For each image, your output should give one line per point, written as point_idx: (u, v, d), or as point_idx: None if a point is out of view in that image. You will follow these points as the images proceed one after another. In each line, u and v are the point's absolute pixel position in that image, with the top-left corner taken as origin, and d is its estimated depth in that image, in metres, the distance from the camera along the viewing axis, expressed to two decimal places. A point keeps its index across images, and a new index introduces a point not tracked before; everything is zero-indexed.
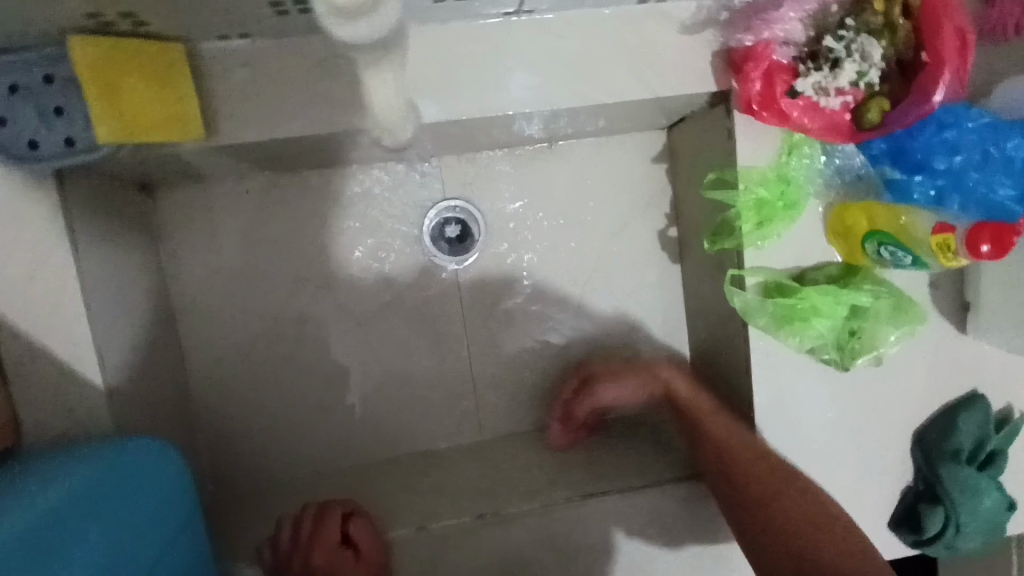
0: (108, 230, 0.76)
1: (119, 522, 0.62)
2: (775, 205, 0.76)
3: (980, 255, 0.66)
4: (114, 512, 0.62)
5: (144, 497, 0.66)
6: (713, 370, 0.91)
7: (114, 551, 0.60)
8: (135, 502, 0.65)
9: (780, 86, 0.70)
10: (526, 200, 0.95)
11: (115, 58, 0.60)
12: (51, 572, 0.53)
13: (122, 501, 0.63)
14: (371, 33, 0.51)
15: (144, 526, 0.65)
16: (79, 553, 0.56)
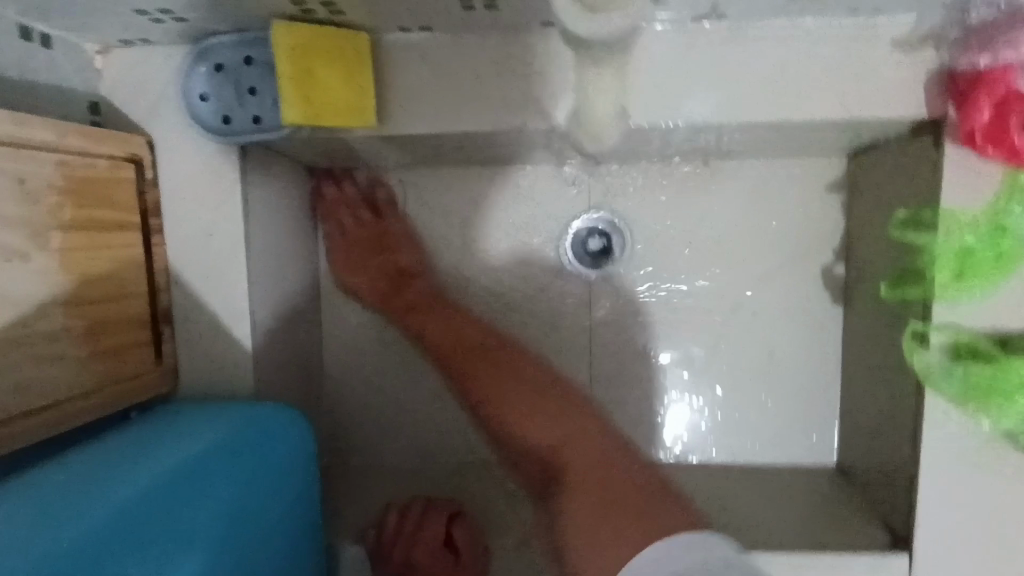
0: (276, 204, 0.81)
1: (250, 479, 0.65)
2: (984, 257, 0.65)
3: None
4: (249, 474, 0.65)
5: (275, 459, 0.69)
6: (872, 434, 0.80)
7: (240, 508, 0.62)
8: (265, 462, 0.68)
9: (1017, 117, 0.59)
10: (676, 217, 0.89)
11: (308, 43, 0.63)
12: (181, 515, 0.56)
13: (255, 457, 0.67)
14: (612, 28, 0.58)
15: (273, 488, 0.68)
16: (210, 499, 0.59)
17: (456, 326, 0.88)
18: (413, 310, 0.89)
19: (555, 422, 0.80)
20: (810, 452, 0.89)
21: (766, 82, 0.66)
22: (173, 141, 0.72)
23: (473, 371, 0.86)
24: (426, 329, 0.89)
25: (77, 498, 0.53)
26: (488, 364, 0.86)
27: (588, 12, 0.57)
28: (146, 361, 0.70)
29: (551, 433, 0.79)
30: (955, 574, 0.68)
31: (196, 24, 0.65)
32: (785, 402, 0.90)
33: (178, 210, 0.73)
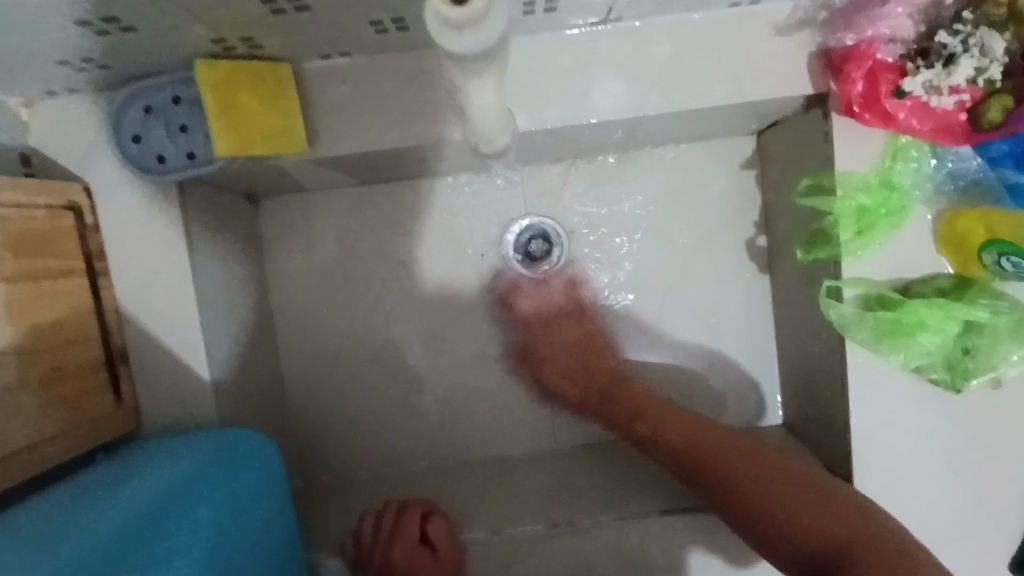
0: (219, 235, 0.83)
1: (224, 498, 0.67)
2: (877, 213, 0.72)
3: None
4: (223, 494, 0.67)
5: (248, 476, 0.72)
6: (806, 386, 0.86)
7: (221, 527, 0.64)
8: (238, 481, 0.70)
9: (886, 86, 0.66)
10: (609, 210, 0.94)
11: (235, 78, 0.66)
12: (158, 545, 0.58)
13: (226, 478, 0.69)
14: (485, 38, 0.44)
15: (248, 503, 0.71)
16: (187, 524, 0.62)
17: (674, 427, 0.81)
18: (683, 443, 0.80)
19: (802, 505, 0.68)
20: (757, 412, 0.96)
21: (668, 75, 0.71)
22: (109, 184, 0.73)
23: (727, 464, 0.75)
24: (733, 463, 0.75)
25: (59, 540, 0.55)
26: (742, 461, 0.75)
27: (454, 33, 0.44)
28: (107, 402, 0.71)
29: (800, 514, 0.68)
30: (893, 504, 0.74)
31: (119, 70, 0.67)
32: (730, 369, 0.95)
33: (121, 251, 0.74)
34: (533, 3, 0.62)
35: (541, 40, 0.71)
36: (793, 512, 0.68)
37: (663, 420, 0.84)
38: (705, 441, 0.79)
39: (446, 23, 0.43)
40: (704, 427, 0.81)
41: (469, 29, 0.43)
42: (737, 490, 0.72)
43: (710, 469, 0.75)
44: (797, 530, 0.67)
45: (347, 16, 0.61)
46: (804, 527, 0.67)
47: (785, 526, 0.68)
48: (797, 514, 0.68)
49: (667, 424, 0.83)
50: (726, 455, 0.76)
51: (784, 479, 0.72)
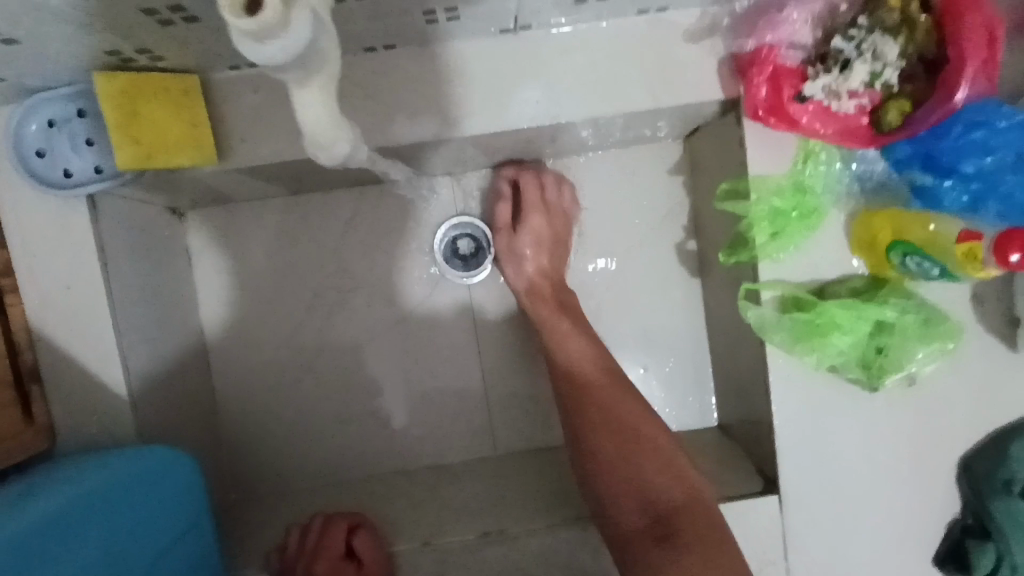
0: (139, 248, 0.81)
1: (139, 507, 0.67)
2: (789, 216, 0.72)
3: (1009, 264, 0.60)
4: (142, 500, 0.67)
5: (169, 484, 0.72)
6: (737, 388, 0.87)
7: (128, 537, 0.64)
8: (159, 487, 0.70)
9: (788, 92, 0.67)
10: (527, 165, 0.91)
11: (137, 90, 0.65)
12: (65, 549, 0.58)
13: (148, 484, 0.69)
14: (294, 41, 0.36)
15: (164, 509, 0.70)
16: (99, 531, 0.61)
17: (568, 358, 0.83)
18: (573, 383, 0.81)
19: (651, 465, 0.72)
20: (693, 416, 0.96)
21: (582, 81, 0.71)
22: (15, 200, 0.71)
23: (604, 409, 0.78)
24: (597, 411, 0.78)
25: None
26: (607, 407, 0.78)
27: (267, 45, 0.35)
28: (15, 421, 0.69)
29: (646, 474, 0.71)
30: (818, 507, 0.75)
31: (16, 84, 0.65)
32: (665, 373, 0.96)
33: (30, 268, 0.72)
34: (433, 11, 0.62)
35: (451, 48, 0.70)
36: (640, 478, 0.71)
37: (575, 347, 0.84)
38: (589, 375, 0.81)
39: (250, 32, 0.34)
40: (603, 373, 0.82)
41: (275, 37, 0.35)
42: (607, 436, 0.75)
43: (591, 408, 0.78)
44: (636, 490, 0.71)
45: None
46: (657, 490, 0.70)
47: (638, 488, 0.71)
48: (648, 472, 0.72)
49: (578, 350, 0.84)
50: (605, 403, 0.78)
51: (638, 437, 0.75)
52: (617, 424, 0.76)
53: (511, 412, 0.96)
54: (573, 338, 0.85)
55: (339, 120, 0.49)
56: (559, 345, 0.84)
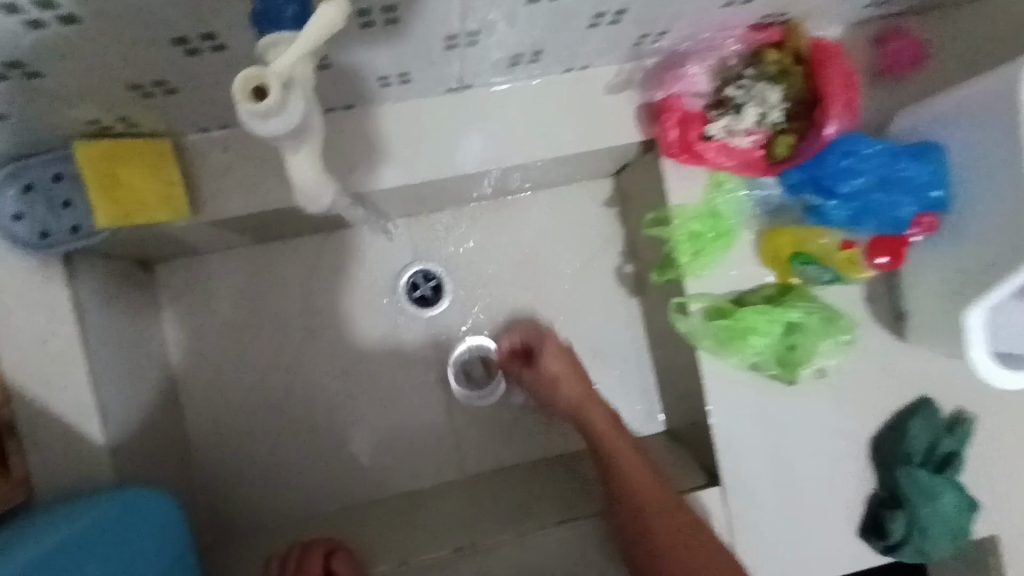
0: (111, 300, 0.85)
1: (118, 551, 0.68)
2: (707, 237, 0.83)
3: (882, 266, 0.79)
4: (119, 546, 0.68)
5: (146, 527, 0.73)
6: (678, 395, 0.96)
7: None
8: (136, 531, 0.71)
9: (694, 132, 0.79)
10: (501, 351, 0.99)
11: (115, 153, 0.70)
12: None
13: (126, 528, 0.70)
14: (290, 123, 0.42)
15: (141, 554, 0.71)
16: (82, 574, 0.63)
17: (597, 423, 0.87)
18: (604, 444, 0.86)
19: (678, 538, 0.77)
20: (643, 425, 1.05)
21: (520, 130, 0.81)
22: None
23: (647, 502, 0.79)
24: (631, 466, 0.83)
25: None
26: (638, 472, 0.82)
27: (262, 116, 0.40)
28: None
29: (693, 558, 0.75)
30: (754, 491, 0.85)
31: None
32: (614, 387, 1.05)
33: None
34: (387, 76, 0.71)
35: (404, 106, 0.79)
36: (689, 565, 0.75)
37: (619, 439, 0.86)
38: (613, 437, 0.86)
39: (253, 111, 0.39)
40: (636, 454, 0.84)
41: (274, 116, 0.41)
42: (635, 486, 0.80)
43: (636, 498, 0.79)
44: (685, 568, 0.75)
45: (220, 93, 0.68)
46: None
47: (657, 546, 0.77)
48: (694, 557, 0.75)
49: (622, 441, 0.85)
50: (651, 486, 0.81)
51: (688, 517, 0.79)
52: (662, 512, 0.79)
53: (478, 435, 1.03)
54: (596, 408, 0.88)
55: (323, 176, 0.54)
56: (611, 438, 0.86)
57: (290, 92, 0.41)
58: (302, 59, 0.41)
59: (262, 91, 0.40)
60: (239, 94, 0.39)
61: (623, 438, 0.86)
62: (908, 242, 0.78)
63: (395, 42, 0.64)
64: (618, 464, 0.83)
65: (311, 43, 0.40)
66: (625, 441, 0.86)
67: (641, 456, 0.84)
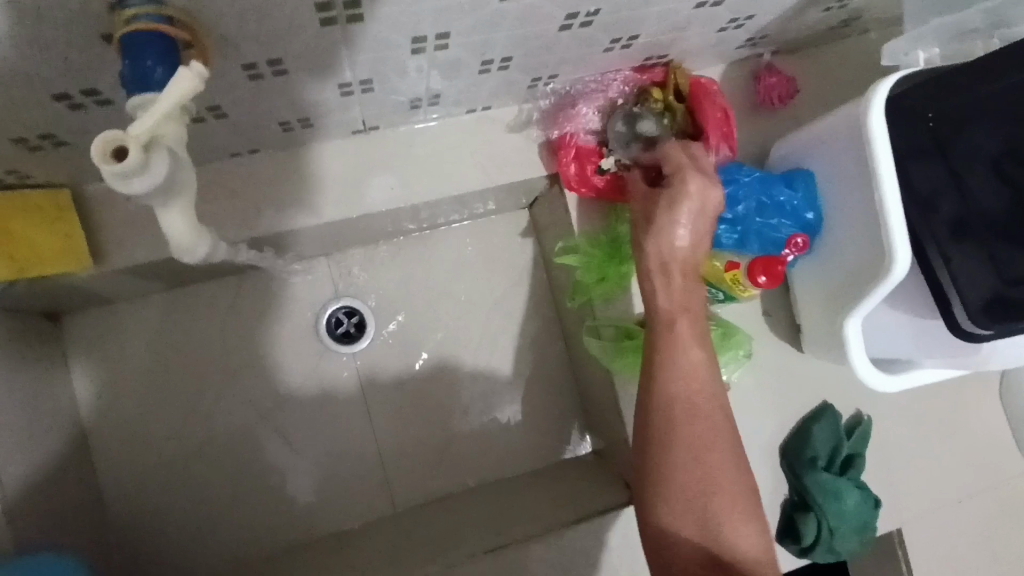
0: (13, 353, 0.82)
1: None
2: (608, 261, 0.86)
3: (761, 285, 0.79)
4: None
5: None
6: (599, 416, 0.99)
7: None
8: None
9: (590, 168, 0.84)
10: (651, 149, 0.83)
11: (7, 205, 0.69)
12: None
13: None
14: (156, 181, 0.45)
15: None
16: None
17: (675, 369, 0.68)
18: (683, 406, 0.66)
19: (701, 480, 0.64)
20: (570, 448, 1.07)
21: (426, 169, 0.84)
22: None
23: (673, 466, 0.65)
24: (680, 396, 0.67)
25: None
26: (709, 453, 0.65)
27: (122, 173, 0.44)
28: None
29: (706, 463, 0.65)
30: None
31: None
32: (540, 412, 1.07)
33: None
34: (288, 122, 0.73)
35: (310, 149, 0.82)
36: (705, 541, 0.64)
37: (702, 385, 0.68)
38: (700, 402, 0.67)
39: (113, 173, 0.43)
40: (703, 413, 0.66)
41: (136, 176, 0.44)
42: (668, 405, 0.67)
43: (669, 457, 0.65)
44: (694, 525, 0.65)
45: None
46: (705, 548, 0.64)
47: (664, 496, 0.65)
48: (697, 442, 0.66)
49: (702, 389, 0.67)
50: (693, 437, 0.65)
51: (718, 494, 0.64)
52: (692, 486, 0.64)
53: (407, 468, 1.02)
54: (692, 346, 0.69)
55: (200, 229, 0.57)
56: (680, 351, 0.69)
57: (150, 154, 0.45)
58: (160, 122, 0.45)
59: (124, 153, 0.43)
60: (98, 157, 0.42)
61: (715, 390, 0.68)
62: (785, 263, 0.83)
63: (289, 89, 0.66)
64: (699, 414, 0.66)
65: (167, 108, 0.43)
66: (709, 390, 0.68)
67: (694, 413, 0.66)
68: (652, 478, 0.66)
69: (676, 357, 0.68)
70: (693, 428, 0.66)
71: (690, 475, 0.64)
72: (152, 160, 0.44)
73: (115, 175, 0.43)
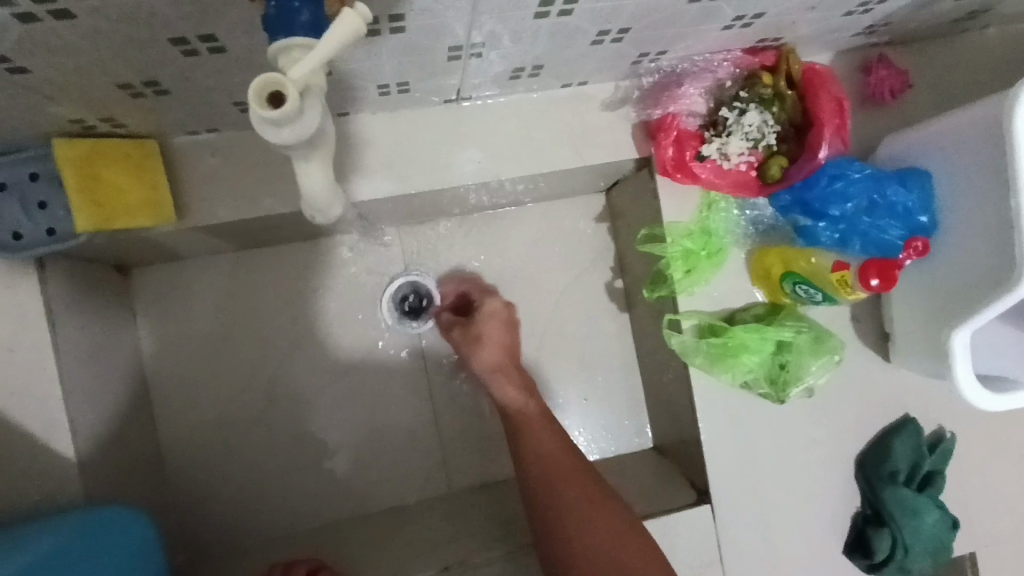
0: (87, 304, 0.80)
1: None
2: (700, 255, 0.84)
3: (873, 289, 0.74)
4: None
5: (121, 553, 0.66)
6: (667, 412, 0.96)
7: None
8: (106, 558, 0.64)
9: (690, 152, 0.80)
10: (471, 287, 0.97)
11: (100, 153, 0.68)
12: None
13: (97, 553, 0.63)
14: (303, 134, 0.43)
15: None
16: None
17: (535, 437, 0.79)
18: (552, 459, 0.76)
19: (583, 505, 0.72)
20: (630, 441, 1.04)
21: (518, 144, 0.81)
22: None
23: (540, 500, 0.74)
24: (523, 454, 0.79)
25: None
26: (559, 484, 0.74)
27: (275, 120, 0.41)
28: None
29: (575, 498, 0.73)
30: (742, 510, 0.85)
31: None
32: (601, 403, 1.04)
33: None
34: (386, 85, 0.70)
35: (402, 114, 0.79)
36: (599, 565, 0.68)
37: (542, 438, 0.79)
38: (552, 453, 0.77)
39: (267, 120, 0.41)
40: (535, 462, 0.77)
41: (287, 125, 0.42)
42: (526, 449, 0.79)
43: (541, 492, 0.74)
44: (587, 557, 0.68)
45: (213, 96, 0.66)
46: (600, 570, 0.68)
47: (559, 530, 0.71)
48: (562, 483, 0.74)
49: (548, 440, 0.78)
50: (546, 476, 0.75)
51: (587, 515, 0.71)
52: (574, 517, 0.71)
53: (464, 449, 1.01)
54: (544, 433, 0.80)
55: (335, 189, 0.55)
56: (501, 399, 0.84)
57: (306, 100, 0.43)
58: (318, 68, 0.43)
59: (281, 97, 0.42)
60: (255, 100, 0.41)
61: (548, 438, 0.79)
62: (900, 265, 0.74)
63: (398, 49, 0.62)
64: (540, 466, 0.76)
65: (331, 54, 0.42)
66: (542, 445, 0.78)
67: (565, 461, 0.76)
68: (545, 523, 0.72)
69: (531, 419, 0.81)
70: (539, 472, 0.76)
71: (573, 502, 0.72)
72: (305, 109, 0.43)
73: (269, 122, 0.41)
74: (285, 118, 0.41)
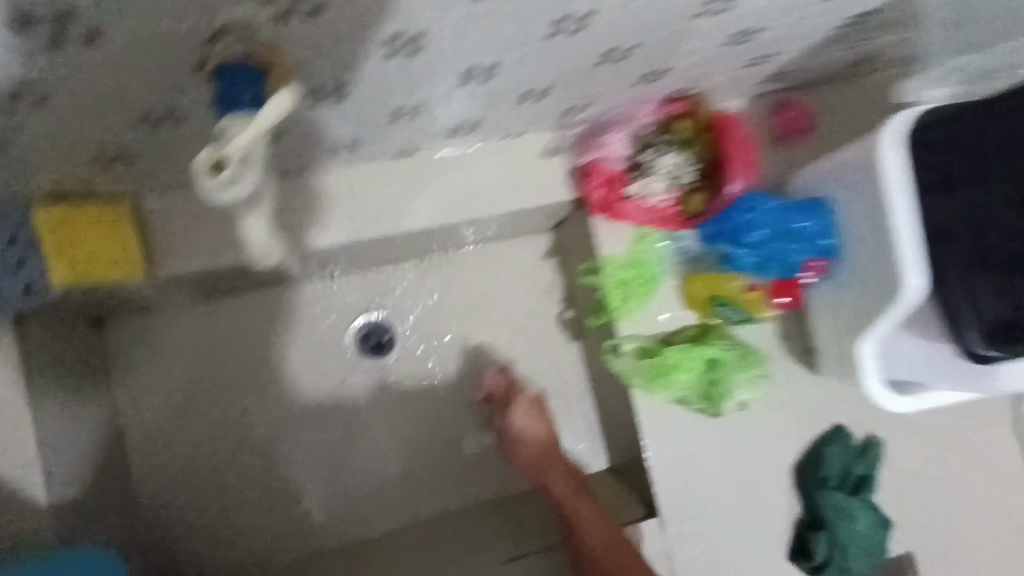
0: (62, 357, 0.85)
1: None
2: (634, 284, 0.92)
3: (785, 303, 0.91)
4: None
5: None
6: (619, 432, 1.02)
7: None
8: None
9: (616, 193, 0.89)
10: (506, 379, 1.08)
11: (74, 214, 0.74)
12: None
13: None
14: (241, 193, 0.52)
15: None
16: None
17: (556, 487, 0.92)
18: (569, 502, 0.89)
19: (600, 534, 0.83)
20: (588, 463, 1.10)
21: (463, 191, 0.89)
22: None
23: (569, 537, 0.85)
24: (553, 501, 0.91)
25: None
26: (579, 524, 0.86)
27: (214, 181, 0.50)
28: None
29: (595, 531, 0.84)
30: (688, 521, 0.90)
31: None
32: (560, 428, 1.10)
33: None
34: (338, 144, 0.78)
35: (356, 168, 0.86)
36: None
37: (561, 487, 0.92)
38: (570, 497, 0.90)
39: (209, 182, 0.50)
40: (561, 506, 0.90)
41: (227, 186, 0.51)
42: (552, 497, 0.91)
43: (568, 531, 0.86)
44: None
45: (180, 161, 0.73)
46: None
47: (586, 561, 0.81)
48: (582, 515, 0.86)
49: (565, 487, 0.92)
50: (570, 517, 0.87)
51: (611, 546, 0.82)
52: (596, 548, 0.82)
53: (430, 478, 1.06)
54: (564, 479, 0.93)
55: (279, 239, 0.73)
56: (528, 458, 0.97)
57: (245, 165, 0.51)
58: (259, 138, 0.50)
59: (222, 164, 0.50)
60: (200, 166, 0.49)
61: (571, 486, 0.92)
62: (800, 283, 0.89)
63: (344, 113, 0.70)
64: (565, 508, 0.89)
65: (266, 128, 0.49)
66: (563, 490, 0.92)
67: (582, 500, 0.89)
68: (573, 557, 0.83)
69: (551, 475, 0.94)
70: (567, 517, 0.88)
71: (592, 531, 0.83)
72: (242, 173, 0.51)
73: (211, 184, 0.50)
74: (223, 183, 0.50)
